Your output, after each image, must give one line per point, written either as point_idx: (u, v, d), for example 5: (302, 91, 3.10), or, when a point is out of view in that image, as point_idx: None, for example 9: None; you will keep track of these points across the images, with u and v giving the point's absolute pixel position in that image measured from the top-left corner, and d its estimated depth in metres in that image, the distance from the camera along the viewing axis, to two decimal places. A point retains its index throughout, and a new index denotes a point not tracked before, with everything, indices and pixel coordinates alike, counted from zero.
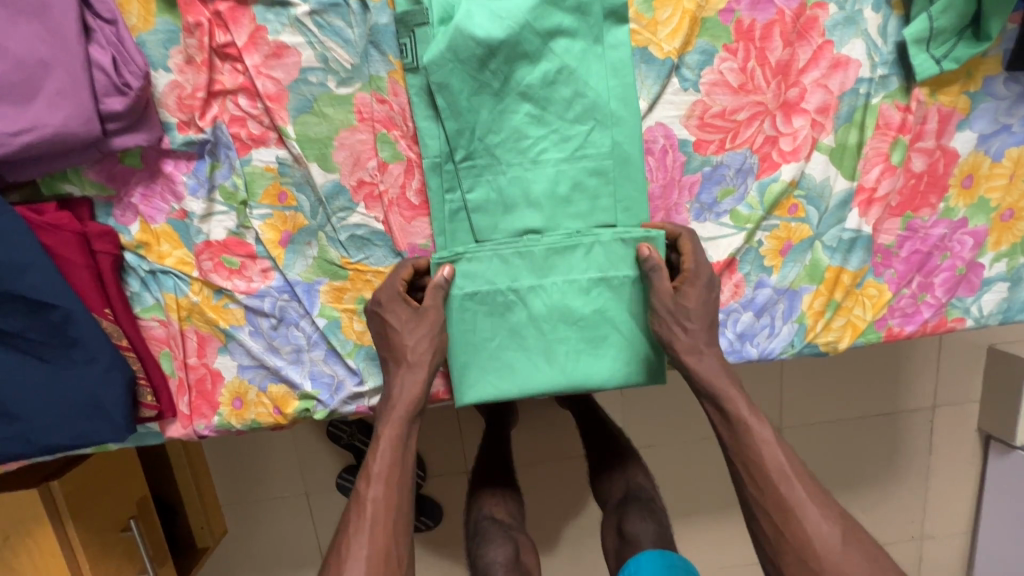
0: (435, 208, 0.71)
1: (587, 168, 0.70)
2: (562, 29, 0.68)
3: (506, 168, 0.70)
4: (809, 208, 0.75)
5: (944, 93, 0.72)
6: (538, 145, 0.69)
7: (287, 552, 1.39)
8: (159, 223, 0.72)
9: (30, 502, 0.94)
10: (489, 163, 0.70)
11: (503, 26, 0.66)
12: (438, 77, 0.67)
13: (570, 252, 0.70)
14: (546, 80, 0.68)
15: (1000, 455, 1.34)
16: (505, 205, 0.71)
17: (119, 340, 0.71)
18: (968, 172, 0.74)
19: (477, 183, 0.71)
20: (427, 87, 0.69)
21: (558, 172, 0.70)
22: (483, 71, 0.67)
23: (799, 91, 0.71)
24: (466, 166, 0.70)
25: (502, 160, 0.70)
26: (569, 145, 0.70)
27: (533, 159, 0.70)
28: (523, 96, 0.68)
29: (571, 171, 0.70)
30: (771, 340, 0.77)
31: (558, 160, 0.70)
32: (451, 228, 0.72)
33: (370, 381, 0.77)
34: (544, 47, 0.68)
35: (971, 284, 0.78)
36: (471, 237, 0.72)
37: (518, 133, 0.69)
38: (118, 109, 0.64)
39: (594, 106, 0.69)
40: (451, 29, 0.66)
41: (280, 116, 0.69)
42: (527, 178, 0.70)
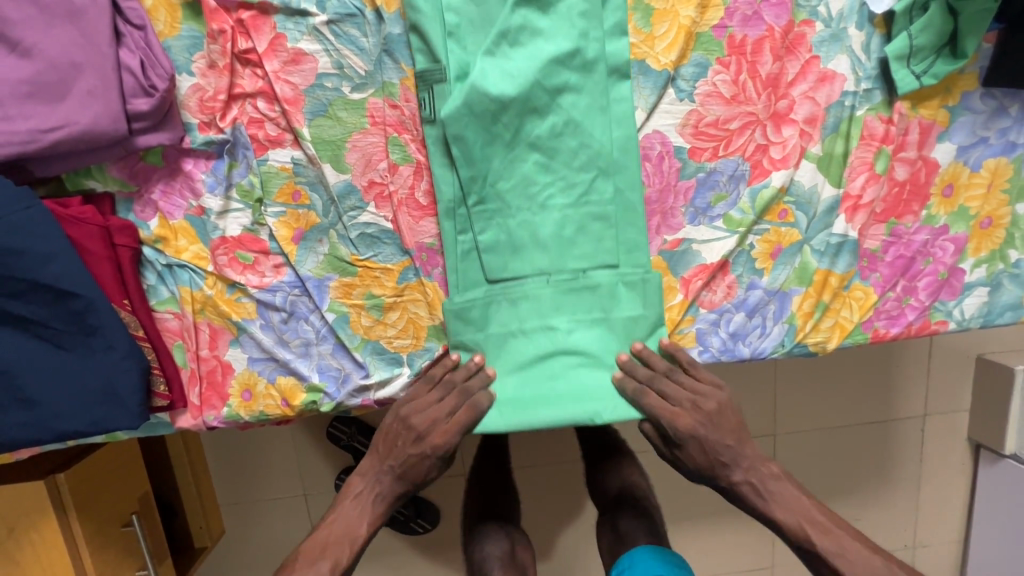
0: (448, 249, 0.76)
1: (590, 213, 0.75)
2: (568, 85, 0.72)
3: (514, 214, 0.74)
4: (798, 213, 0.78)
5: (924, 107, 0.76)
6: (546, 193, 0.74)
7: (284, 552, 1.39)
8: (177, 219, 0.75)
9: (36, 493, 0.95)
10: (499, 208, 0.74)
11: (515, 84, 0.70)
12: (454, 130, 0.72)
13: (577, 293, 0.75)
14: (553, 131, 0.73)
15: (988, 461, 1.36)
16: (514, 247, 0.75)
17: (136, 330, 0.74)
18: (949, 181, 0.78)
19: (486, 225, 0.75)
20: (442, 137, 0.73)
21: (563, 217, 0.74)
22: (496, 124, 0.72)
23: (788, 102, 0.75)
24: (478, 210, 0.75)
25: (510, 208, 0.74)
26: (575, 193, 0.74)
27: (540, 206, 0.74)
28: (531, 146, 0.73)
29: (575, 213, 0.75)
30: (763, 340, 0.80)
31: (563, 207, 0.74)
32: (463, 267, 0.76)
33: (375, 374, 0.79)
34: (552, 101, 0.73)
35: (953, 288, 0.81)
36: (482, 276, 0.76)
37: (526, 181, 0.74)
38: (144, 109, 0.67)
39: (597, 155, 0.74)
40: (466, 86, 0.70)
41: (297, 119, 0.73)
42: (533, 222, 0.74)
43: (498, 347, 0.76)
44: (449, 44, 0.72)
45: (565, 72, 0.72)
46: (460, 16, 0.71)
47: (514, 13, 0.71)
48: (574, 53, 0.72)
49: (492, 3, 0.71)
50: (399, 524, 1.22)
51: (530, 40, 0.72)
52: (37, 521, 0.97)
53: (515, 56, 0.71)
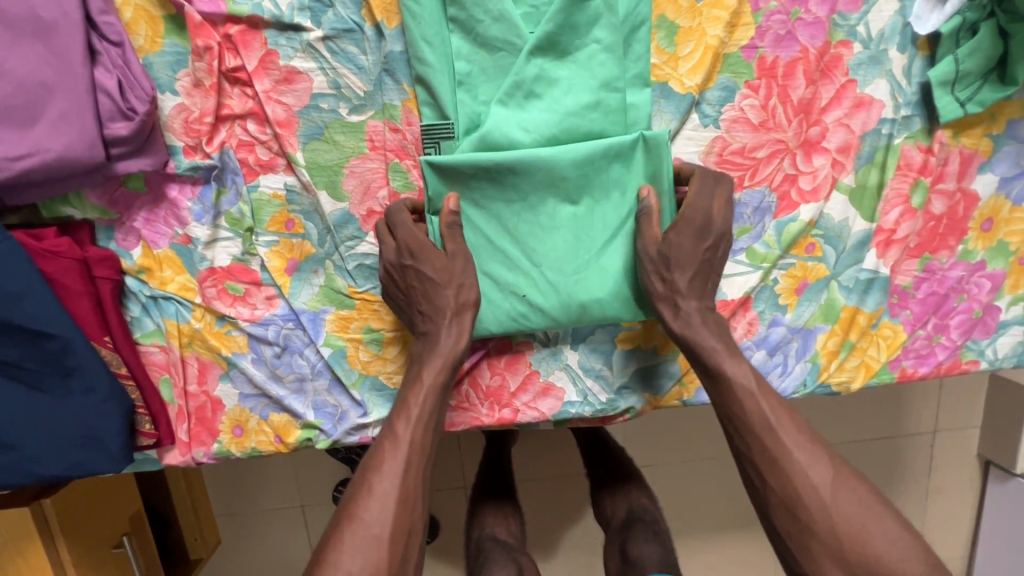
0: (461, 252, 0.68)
1: (605, 264, 0.69)
2: (589, 135, 0.67)
3: (528, 263, 0.69)
4: (826, 247, 0.73)
5: (966, 136, 0.71)
6: (563, 242, 0.68)
7: (282, 566, 1.36)
8: (162, 248, 0.70)
9: (19, 521, 0.91)
10: (512, 258, 0.69)
11: (529, 140, 0.66)
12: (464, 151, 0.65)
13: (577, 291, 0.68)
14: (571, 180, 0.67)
15: (1000, 483, 1.33)
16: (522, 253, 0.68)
17: (118, 368, 0.69)
18: (988, 216, 0.73)
19: (499, 276, 0.69)
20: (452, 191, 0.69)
21: (579, 267, 0.69)
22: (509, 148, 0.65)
23: (821, 129, 0.70)
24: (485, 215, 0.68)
25: (524, 259, 0.69)
26: (590, 240, 0.69)
27: (556, 254, 0.68)
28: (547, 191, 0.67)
29: (592, 259, 0.69)
30: (784, 379, 0.75)
31: (579, 256, 0.69)
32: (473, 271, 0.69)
33: (374, 413, 0.75)
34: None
35: (986, 326, 0.77)
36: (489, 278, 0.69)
37: (543, 231, 0.68)
38: (123, 134, 0.62)
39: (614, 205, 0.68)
40: (479, 137, 0.65)
41: (290, 142, 0.67)
42: (549, 272, 0.69)
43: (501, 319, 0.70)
44: (459, 94, 0.66)
45: (586, 126, 0.66)
46: (471, 64, 0.66)
47: (529, 63, 0.65)
48: (596, 105, 0.66)
49: (505, 53, 0.65)
50: None
51: (547, 91, 0.66)
52: (22, 548, 0.92)
53: (532, 109, 0.66)
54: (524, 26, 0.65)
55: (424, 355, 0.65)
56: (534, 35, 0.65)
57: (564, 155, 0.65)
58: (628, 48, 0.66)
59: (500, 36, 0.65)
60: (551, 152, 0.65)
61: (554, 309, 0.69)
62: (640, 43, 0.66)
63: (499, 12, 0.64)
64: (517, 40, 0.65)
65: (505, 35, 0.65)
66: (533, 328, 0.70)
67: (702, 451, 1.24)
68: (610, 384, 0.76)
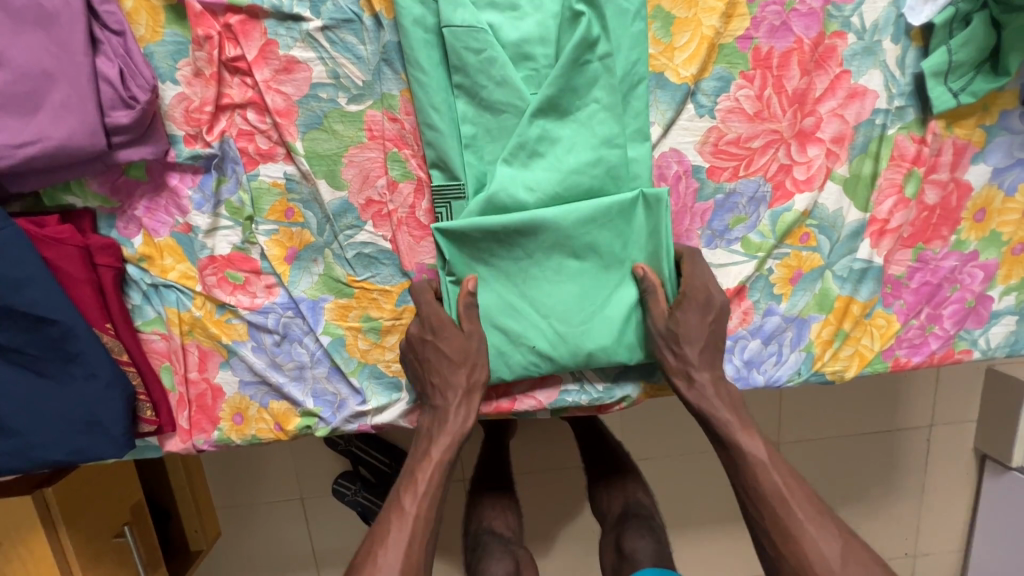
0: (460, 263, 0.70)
1: (611, 312, 0.70)
2: (590, 189, 0.69)
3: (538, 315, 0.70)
4: (821, 237, 0.74)
5: (959, 126, 0.71)
6: (571, 296, 0.70)
7: (282, 557, 1.37)
8: (163, 236, 0.71)
9: (22, 510, 0.91)
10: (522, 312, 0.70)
11: (533, 199, 0.68)
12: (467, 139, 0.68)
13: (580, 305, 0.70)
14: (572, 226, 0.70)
15: (995, 476, 1.33)
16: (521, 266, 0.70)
17: (119, 354, 0.70)
18: (981, 206, 0.74)
19: (494, 287, 0.70)
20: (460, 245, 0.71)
21: (587, 316, 0.70)
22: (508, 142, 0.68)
23: (815, 120, 0.71)
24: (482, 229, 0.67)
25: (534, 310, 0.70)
26: (597, 291, 0.70)
27: (564, 306, 0.70)
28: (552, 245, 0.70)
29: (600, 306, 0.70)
30: (778, 368, 0.76)
31: (586, 306, 0.70)
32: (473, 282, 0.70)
33: (373, 401, 0.76)
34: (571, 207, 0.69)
35: (979, 316, 0.77)
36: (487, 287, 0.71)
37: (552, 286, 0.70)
38: (124, 122, 0.63)
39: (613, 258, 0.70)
40: (485, 197, 0.67)
41: (289, 132, 0.68)
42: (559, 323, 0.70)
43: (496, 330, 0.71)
44: (466, 155, 0.69)
45: (586, 179, 0.68)
46: (476, 127, 0.68)
47: (532, 124, 0.67)
48: (596, 161, 0.68)
49: (508, 115, 0.68)
50: None
51: (550, 149, 0.68)
52: (25, 537, 0.93)
53: (535, 167, 0.68)
54: (526, 89, 0.68)
55: (431, 429, 0.67)
56: (536, 96, 0.67)
57: (568, 212, 0.67)
58: (627, 106, 0.69)
59: (504, 100, 0.67)
60: (554, 210, 0.67)
61: (558, 324, 0.70)
62: (638, 100, 0.69)
63: (502, 77, 0.67)
64: (520, 102, 0.67)
65: (508, 98, 0.67)
66: (528, 342, 0.70)
67: (699, 443, 1.25)
68: (606, 372, 0.77)
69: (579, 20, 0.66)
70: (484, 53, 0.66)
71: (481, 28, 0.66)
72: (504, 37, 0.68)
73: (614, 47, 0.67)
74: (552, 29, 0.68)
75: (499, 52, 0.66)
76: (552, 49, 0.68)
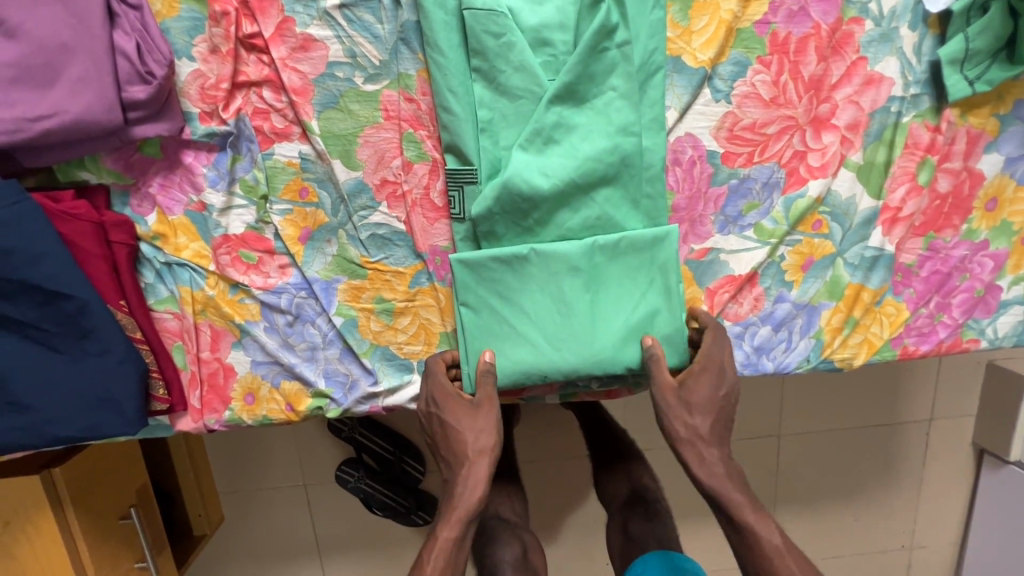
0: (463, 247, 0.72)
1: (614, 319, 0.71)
2: (604, 178, 0.69)
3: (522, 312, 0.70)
4: (833, 224, 0.74)
5: (974, 115, 0.71)
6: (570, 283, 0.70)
7: (286, 543, 1.38)
8: (177, 214, 0.71)
9: (31, 488, 0.92)
10: (508, 304, 0.71)
11: (549, 184, 0.67)
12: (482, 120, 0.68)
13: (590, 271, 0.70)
14: (585, 227, 0.70)
15: (993, 470, 1.34)
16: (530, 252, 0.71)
17: (133, 332, 0.70)
18: (992, 195, 0.74)
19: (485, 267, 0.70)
20: (472, 232, 0.72)
21: (586, 321, 0.70)
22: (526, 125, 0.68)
23: (831, 106, 0.71)
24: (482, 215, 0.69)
25: (521, 292, 0.70)
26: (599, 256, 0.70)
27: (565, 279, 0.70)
28: (561, 239, 0.70)
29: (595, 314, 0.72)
30: (788, 355, 0.77)
31: (587, 314, 0.70)
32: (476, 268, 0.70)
33: (385, 381, 0.76)
34: (585, 195, 0.69)
35: (988, 306, 0.78)
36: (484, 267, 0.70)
37: (550, 279, 0.70)
38: (140, 97, 0.62)
39: (627, 270, 0.71)
40: (500, 182, 0.67)
41: (305, 111, 0.68)
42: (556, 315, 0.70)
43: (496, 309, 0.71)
44: (482, 140, 0.69)
45: (601, 169, 0.68)
46: (492, 112, 0.68)
47: (549, 111, 0.68)
48: (612, 149, 0.68)
49: (526, 101, 0.68)
50: (402, 516, 1.27)
51: (565, 137, 0.69)
52: (32, 518, 0.93)
53: (550, 154, 0.69)
54: (544, 75, 0.68)
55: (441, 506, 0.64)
56: (553, 83, 0.68)
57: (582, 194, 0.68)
58: (644, 94, 0.69)
59: (522, 85, 0.67)
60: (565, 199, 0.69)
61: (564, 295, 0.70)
62: (655, 85, 0.69)
63: (520, 63, 0.67)
64: (537, 88, 0.68)
65: (527, 84, 0.67)
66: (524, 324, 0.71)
67: None
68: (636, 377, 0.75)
69: (599, 8, 0.66)
70: (503, 38, 0.66)
71: (502, 13, 0.66)
72: (523, 23, 0.68)
73: (633, 35, 0.68)
74: (572, 16, 0.69)
75: (518, 38, 0.67)
76: (571, 36, 0.69)
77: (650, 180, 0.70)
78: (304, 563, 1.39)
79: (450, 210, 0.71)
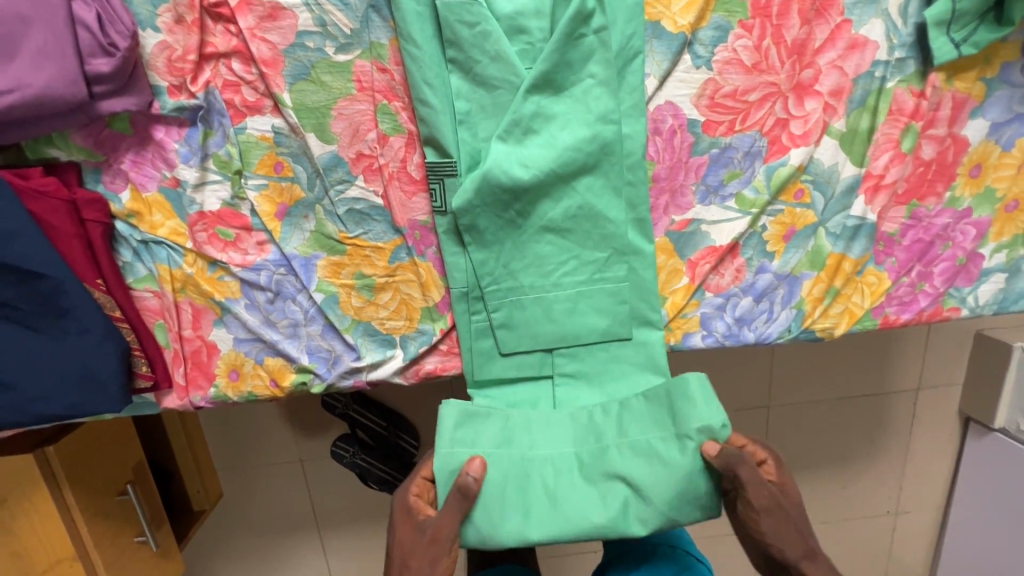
0: (443, 240, 0.72)
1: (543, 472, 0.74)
2: (585, 167, 0.69)
3: (519, 295, 0.73)
4: (815, 193, 0.74)
5: (960, 79, 0.70)
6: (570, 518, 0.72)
7: (284, 516, 1.41)
8: (151, 191, 0.70)
9: (25, 466, 0.93)
10: (503, 289, 0.73)
11: (528, 175, 0.67)
12: (457, 91, 0.67)
13: (569, 270, 0.72)
14: (566, 216, 0.70)
15: (977, 438, 1.36)
16: (516, 245, 0.71)
17: (113, 311, 0.71)
18: (977, 161, 0.73)
19: (480, 257, 0.72)
20: (454, 226, 0.71)
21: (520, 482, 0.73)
22: (502, 99, 0.67)
23: (814, 72, 0.69)
24: (467, 222, 0.69)
25: (521, 276, 0.72)
26: (579, 257, 0.72)
27: (552, 268, 0.72)
28: (543, 229, 0.71)
29: (579, 303, 0.73)
30: (769, 325, 0.77)
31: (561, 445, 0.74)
32: (479, 257, 0.72)
33: (368, 357, 0.77)
34: (566, 185, 0.69)
35: (970, 274, 0.78)
36: (480, 255, 0.72)
37: (544, 265, 0.72)
38: (104, 70, 0.61)
39: (604, 268, 0.73)
40: (479, 174, 0.67)
41: (276, 83, 0.66)
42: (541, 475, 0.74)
43: (497, 291, 0.73)
44: (460, 132, 0.68)
45: (581, 158, 0.68)
46: (470, 103, 0.67)
47: (527, 101, 0.66)
48: (591, 138, 0.68)
49: (503, 91, 0.67)
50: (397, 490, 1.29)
51: (544, 126, 0.67)
52: (29, 494, 0.95)
53: (530, 144, 0.68)
54: (521, 64, 0.67)
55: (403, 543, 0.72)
56: (530, 72, 0.66)
57: (560, 166, 0.68)
58: (622, 81, 0.68)
59: (498, 75, 0.66)
60: (545, 178, 0.68)
61: (555, 284, 0.73)
62: (634, 49, 0.67)
63: (496, 52, 0.65)
64: (514, 78, 0.66)
65: (503, 74, 0.66)
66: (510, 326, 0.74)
67: None
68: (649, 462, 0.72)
69: None
70: (478, 26, 0.65)
71: (476, 1, 0.64)
72: (498, 10, 0.66)
73: (610, 20, 0.66)
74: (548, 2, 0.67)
75: (494, 26, 0.65)
76: (547, 23, 0.67)
77: (631, 167, 0.70)
78: (302, 535, 1.43)
79: (432, 203, 0.71)
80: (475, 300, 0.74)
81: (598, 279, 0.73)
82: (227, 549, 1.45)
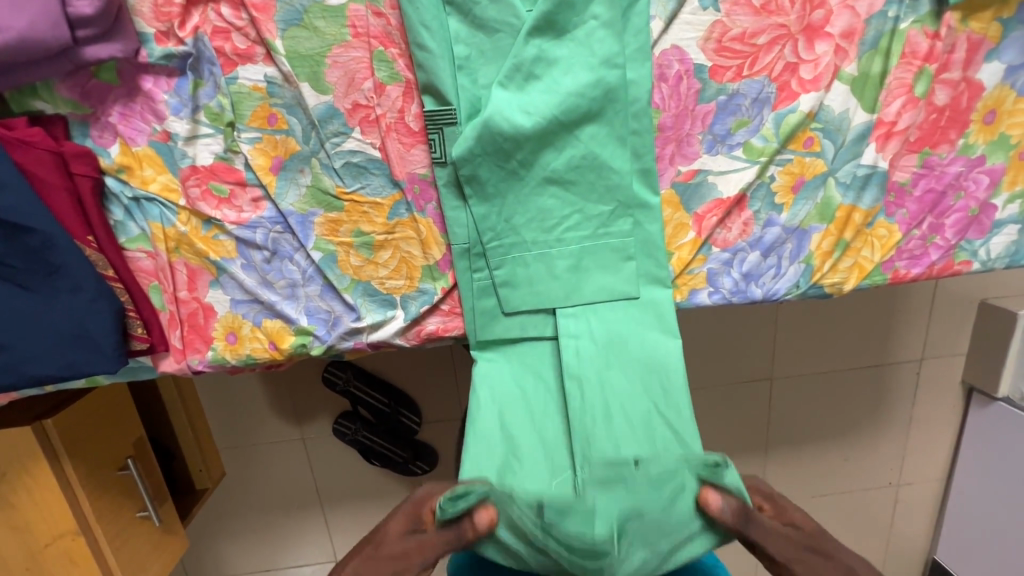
0: (443, 192, 0.70)
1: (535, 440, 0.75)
2: (588, 115, 0.67)
3: (521, 250, 0.71)
4: (825, 141, 0.72)
5: (975, 19, 0.68)
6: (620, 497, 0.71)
7: (287, 493, 1.40)
8: (141, 145, 0.68)
9: (25, 440, 0.92)
10: (504, 244, 0.71)
11: (530, 122, 0.65)
12: (455, 36, 0.65)
13: (573, 224, 0.70)
14: (569, 167, 0.68)
15: (982, 406, 1.35)
16: (518, 198, 0.69)
17: (105, 270, 0.69)
18: (991, 107, 0.71)
19: (481, 210, 0.70)
20: (455, 178, 0.69)
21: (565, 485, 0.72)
22: (503, 44, 0.65)
23: (825, 13, 0.67)
24: (467, 172, 0.68)
25: (523, 230, 0.70)
26: (583, 210, 0.70)
27: (555, 222, 0.70)
28: (547, 180, 0.69)
29: (583, 260, 0.72)
30: (777, 281, 0.75)
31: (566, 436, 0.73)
32: (479, 211, 0.70)
33: (368, 317, 0.75)
34: (569, 134, 0.67)
35: (981, 225, 0.76)
36: (480, 208, 0.70)
37: (547, 219, 0.70)
38: (88, 13, 0.59)
39: (608, 221, 0.71)
40: (480, 121, 0.65)
41: (267, 28, 0.64)
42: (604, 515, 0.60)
43: (498, 245, 0.71)
44: (460, 79, 0.66)
45: (584, 105, 0.66)
46: (469, 48, 0.65)
47: (528, 44, 0.64)
48: (595, 83, 0.66)
49: (503, 35, 0.65)
50: (398, 465, 1.28)
51: (546, 71, 0.66)
52: (29, 468, 0.93)
53: (531, 90, 0.66)
54: (521, 6, 0.64)
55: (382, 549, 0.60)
56: (531, 14, 0.64)
57: (562, 113, 0.66)
58: (627, 23, 0.66)
59: (498, 18, 0.64)
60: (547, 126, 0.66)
61: (559, 238, 0.71)
62: None
63: None
64: (514, 20, 0.64)
65: (503, 16, 0.64)
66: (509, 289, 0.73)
67: None
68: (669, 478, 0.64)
69: None
70: None
71: None
72: None
73: None
74: None
75: None
76: None
77: (636, 115, 0.68)
78: (305, 512, 1.42)
79: (432, 153, 0.68)
80: (477, 256, 0.72)
81: (603, 233, 0.71)
82: (231, 526, 1.44)
